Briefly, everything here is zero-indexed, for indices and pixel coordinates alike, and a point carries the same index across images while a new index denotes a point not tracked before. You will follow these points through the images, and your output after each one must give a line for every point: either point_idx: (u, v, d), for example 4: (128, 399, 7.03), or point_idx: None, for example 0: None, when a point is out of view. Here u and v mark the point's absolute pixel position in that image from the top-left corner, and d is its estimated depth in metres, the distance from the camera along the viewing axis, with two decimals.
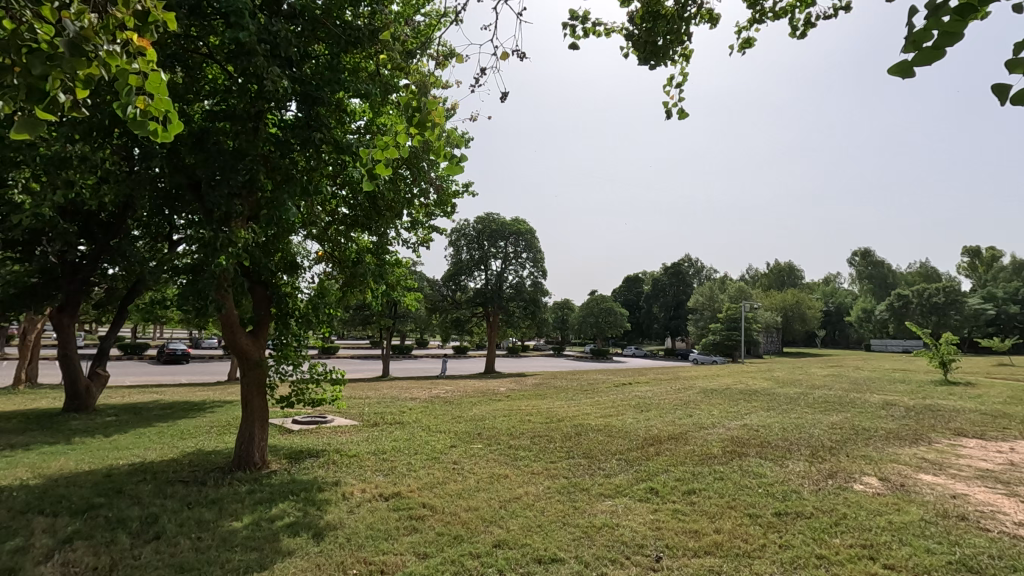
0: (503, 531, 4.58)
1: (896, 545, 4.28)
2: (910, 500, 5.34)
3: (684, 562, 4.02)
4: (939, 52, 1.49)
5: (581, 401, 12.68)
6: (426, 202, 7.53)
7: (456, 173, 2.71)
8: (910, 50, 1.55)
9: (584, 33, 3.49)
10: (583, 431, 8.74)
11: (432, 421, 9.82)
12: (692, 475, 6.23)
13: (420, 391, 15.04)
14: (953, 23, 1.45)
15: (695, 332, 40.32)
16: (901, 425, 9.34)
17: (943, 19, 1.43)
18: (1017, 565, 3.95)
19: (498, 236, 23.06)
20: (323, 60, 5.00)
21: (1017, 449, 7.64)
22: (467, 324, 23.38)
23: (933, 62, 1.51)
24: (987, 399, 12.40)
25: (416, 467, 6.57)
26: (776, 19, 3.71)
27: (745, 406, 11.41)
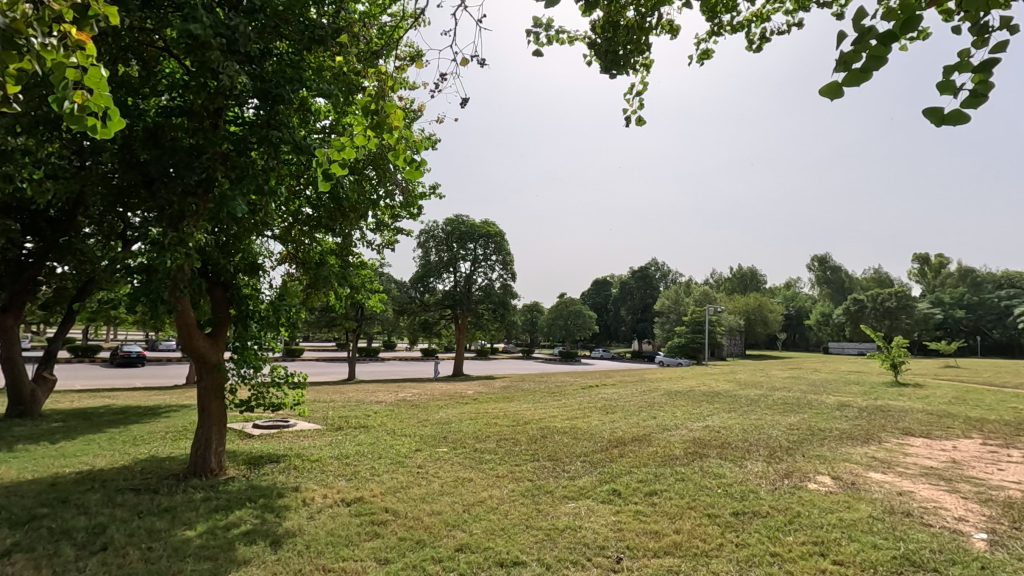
0: (465, 535, 4.57)
1: (845, 542, 4.45)
2: (860, 498, 5.55)
3: (644, 563, 4.09)
4: (866, 75, 1.54)
5: (548, 404, 12.75)
6: (393, 203, 7.49)
7: (417, 177, 2.69)
8: (842, 72, 1.60)
9: (547, 40, 3.51)
10: (549, 434, 8.80)
11: (398, 425, 9.72)
12: (654, 476, 6.34)
13: (386, 394, 14.86)
14: (875, 50, 1.51)
15: (661, 334, 41.01)
16: (854, 425, 9.71)
17: (865, 47, 1.49)
18: (956, 558, 4.15)
19: (467, 237, 23.00)
20: (285, 58, 4.92)
21: (959, 448, 8.05)
22: (436, 326, 23.25)
23: (860, 83, 1.57)
24: (933, 399, 13.03)
25: (380, 471, 6.50)
26: (732, 34, 3.82)
27: (707, 408, 11.66)
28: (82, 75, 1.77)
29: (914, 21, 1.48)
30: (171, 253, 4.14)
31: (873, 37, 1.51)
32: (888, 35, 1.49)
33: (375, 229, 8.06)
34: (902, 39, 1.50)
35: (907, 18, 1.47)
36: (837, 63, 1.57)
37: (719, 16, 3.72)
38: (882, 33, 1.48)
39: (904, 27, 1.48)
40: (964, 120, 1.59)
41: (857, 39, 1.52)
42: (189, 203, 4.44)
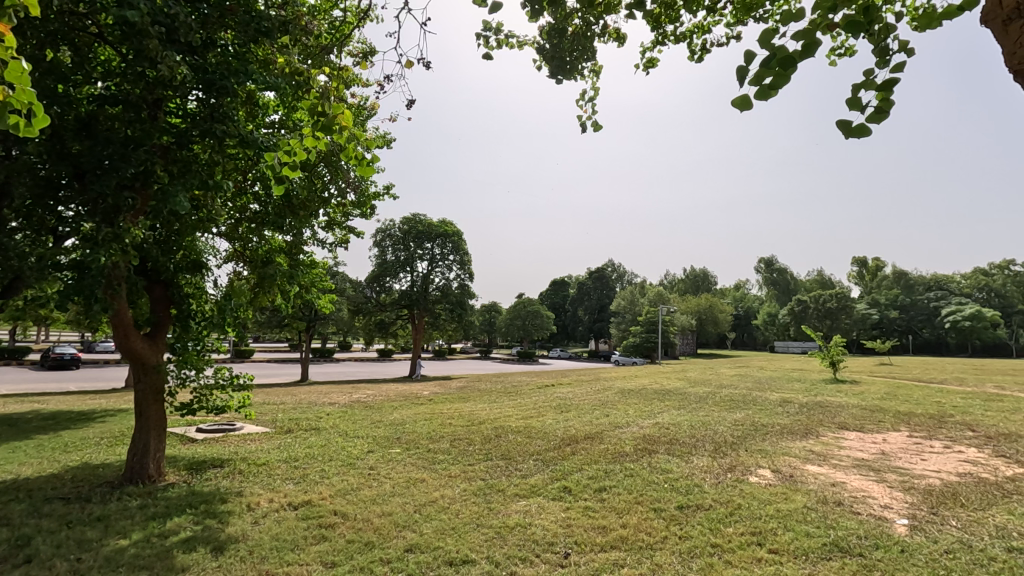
0: (415, 536, 4.55)
1: (780, 531, 4.67)
2: (796, 490, 5.84)
3: (591, 557, 4.19)
4: (774, 91, 1.62)
5: (504, 403, 12.82)
6: (345, 201, 7.38)
7: (370, 177, 2.64)
8: (749, 85, 1.67)
9: (497, 43, 3.53)
10: (503, 433, 8.86)
11: (351, 426, 9.56)
12: (603, 473, 6.49)
13: (339, 396, 14.55)
14: (780, 72, 1.61)
15: (617, 334, 41.74)
16: (794, 420, 10.17)
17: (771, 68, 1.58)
18: (879, 543, 4.43)
19: (424, 237, 22.80)
20: (230, 49, 4.75)
21: (888, 440, 8.58)
22: (392, 326, 22.95)
23: (768, 99, 1.65)
24: (867, 395, 13.80)
25: (330, 474, 6.38)
26: (676, 43, 3.94)
27: (658, 406, 11.99)
28: (3, 68, 1.68)
29: (814, 46, 1.59)
30: (104, 249, 3.94)
31: (778, 56, 1.61)
32: (789, 58, 1.59)
33: (327, 227, 7.95)
34: (805, 62, 1.60)
35: (807, 42, 1.58)
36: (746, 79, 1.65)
37: (664, 26, 3.84)
38: (785, 56, 1.59)
39: (805, 51, 1.59)
40: (867, 133, 1.69)
41: (763, 60, 1.62)
42: (124, 196, 4.24)
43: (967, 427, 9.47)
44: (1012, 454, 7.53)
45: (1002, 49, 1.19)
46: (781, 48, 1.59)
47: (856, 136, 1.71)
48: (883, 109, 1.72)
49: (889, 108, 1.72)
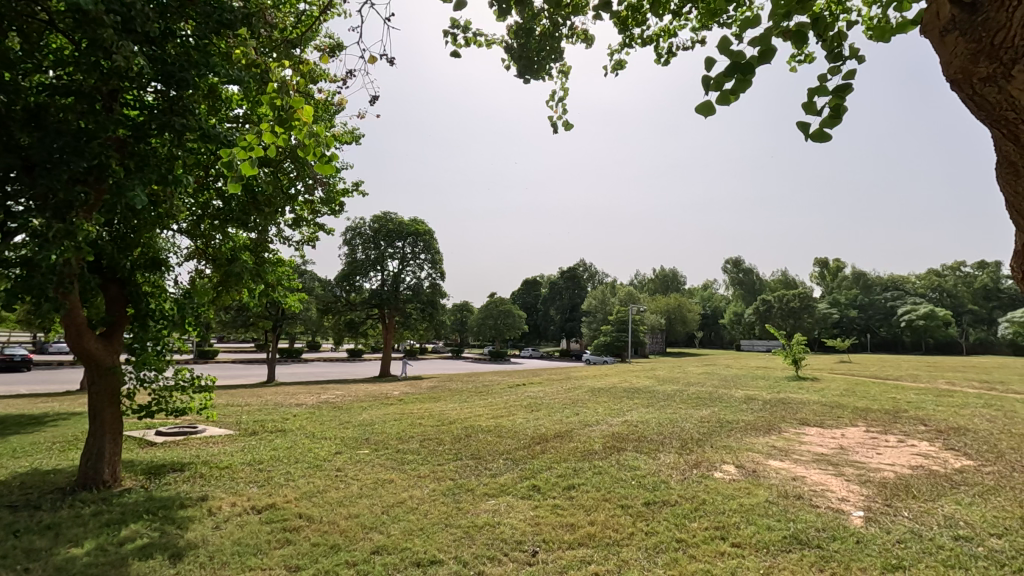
0: (383, 537, 4.51)
1: (743, 526, 4.79)
2: (759, 484, 5.99)
3: (558, 555, 4.21)
4: (734, 97, 1.66)
5: (475, 403, 12.79)
6: (312, 198, 7.26)
7: (330, 173, 2.58)
8: (711, 89, 1.71)
9: (466, 42, 3.51)
10: (474, 433, 8.84)
11: (318, 427, 9.41)
12: (572, 471, 6.54)
13: (307, 397, 14.28)
14: (740, 78, 1.65)
15: (588, 334, 42.07)
16: (758, 417, 10.44)
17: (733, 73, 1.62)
18: (836, 534, 4.58)
19: (395, 236, 22.58)
20: (191, 41, 4.59)
21: (846, 435, 8.88)
22: (362, 326, 22.61)
23: (729, 104, 1.69)
24: (827, 392, 14.26)
25: (296, 476, 6.26)
26: (643, 46, 4.00)
27: (627, 404, 12.15)
28: None
29: (770, 54, 1.63)
30: (55, 247, 3.79)
31: (738, 63, 1.65)
32: (748, 64, 1.64)
33: (293, 225, 7.80)
34: (761, 68, 1.65)
35: (764, 49, 1.62)
36: (708, 83, 1.68)
37: (630, 30, 3.89)
38: (744, 63, 1.63)
39: (762, 58, 1.63)
40: (821, 138, 1.75)
41: (724, 65, 1.65)
42: (77, 191, 4.08)
43: (919, 422, 9.87)
44: (960, 447, 7.89)
45: (939, 58, 1.23)
46: (740, 54, 1.62)
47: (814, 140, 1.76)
48: (834, 114, 1.78)
49: (845, 114, 1.78)
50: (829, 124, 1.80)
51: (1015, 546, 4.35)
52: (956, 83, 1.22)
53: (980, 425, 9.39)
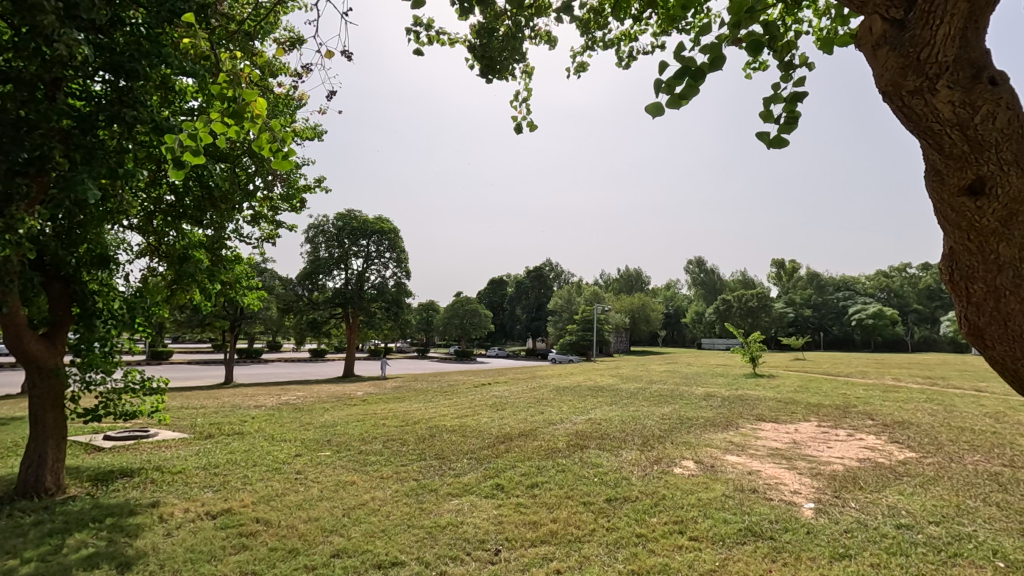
0: (343, 540, 4.44)
1: (700, 519, 4.91)
2: (717, 479, 6.17)
3: (521, 553, 4.23)
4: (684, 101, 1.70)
5: (439, 403, 12.70)
6: (272, 194, 7.10)
7: (287, 168, 2.53)
8: (663, 94, 1.75)
9: (428, 39, 3.47)
10: (438, 433, 8.79)
11: (277, 430, 9.18)
12: (536, 469, 6.57)
13: (266, 398, 13.92)
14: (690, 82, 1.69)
15: (554, 333, 42.33)
16: (716, 413, 10.73)
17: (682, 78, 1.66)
18: (787, 526, 4.76)
19: (359, 234, 22.21)
20: (141, 29, 4.41)
21: (799, 430, 9.22)
22: (324, 326, 22.15)
23: (679, 108, 1.73)
24: (782, 388, 14.76)
25: (253, 480, 6.10)
26: (605, 49, 4.05)
27: (591, 402, 12.29)
28: None
29: (720, 60, 1.69)
30: None
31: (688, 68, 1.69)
32: (698, 69, 1.68)
33: (252, 221, 7.60)
34: (712, 74, 1.70)
35: (713, 56, 1.67)
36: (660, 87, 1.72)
37: (592, 32, 3.93)
38: (695, 68, 1.67)
39: (712, 65, 1.68)
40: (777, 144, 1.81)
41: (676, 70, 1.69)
42: (18, 183, 3.82)
43: (867, 417, 10.31)
44: (904, 440, 8.30)
45: (873, 71, 1.29)
46: (690, 60, 1.67)
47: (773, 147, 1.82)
48: (788, 121, 1.85)
49: (795, 119, 1.85)
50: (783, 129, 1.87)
51: (951, 532, 4.62)
52: (888, 95, 1.27)
53: (922, 419, 9.88)
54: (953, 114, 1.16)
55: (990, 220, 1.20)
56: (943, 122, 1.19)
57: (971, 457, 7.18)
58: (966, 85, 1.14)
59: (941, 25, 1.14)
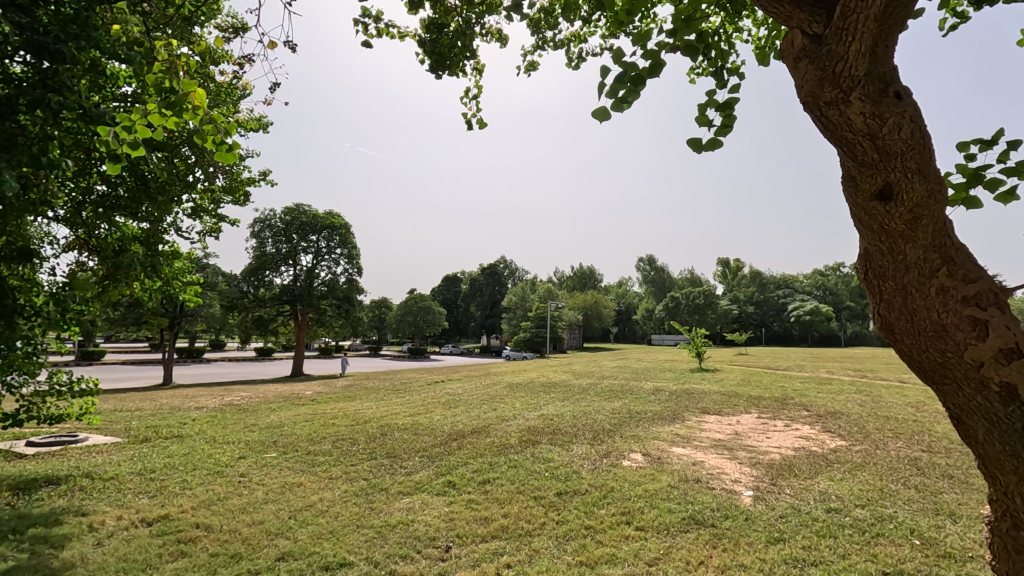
0: (289, 543, 4.33)
1: (647, 510, 5.07)
2: (663, 470, 6.37)
3: (471, 549, 4.25)
4: (627, 103, 1.69)
5: (391, 401, 12.54)
6: (214, 187, 6.82)
7: (231, 161, 2.45)
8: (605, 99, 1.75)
9: (377, 32, 3.42)
10: (389, 431, 8.68)
11: (220, 431, 8.84)
12: (488, 466, 6.60)
13: (208, 399, 13.37)
14: (630, 88, 1.74)
15: (508, 330, 42.47)
16: (664, 407, 11.07)
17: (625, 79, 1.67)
18: (727, 513, 4.98)
19: (308, 229, 21.60)
20: (66, 10, 4.10)
21: (741, 421, 9.65)
22: (271, 323, 21.42)
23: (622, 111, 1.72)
24: (726, 382, 15.39)
25: (193, 484, 5.86)
26: (555, 49, 4.10)
27: (544, 398, 12.43)
28: None
29: (658, 67, 1.73)
30: None
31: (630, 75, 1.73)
32: (638, 77, 1.73)
33: (192, 214, 7.30)
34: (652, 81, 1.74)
35: (653, 62, 1.72)
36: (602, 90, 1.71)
37: (543, 32, 3.97)
38: (636, 73, 1.70)
39: (651, 71, 1.73)
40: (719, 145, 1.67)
41: (616, 77, 1.74)
42: None
43: (803, 408, 10.88)
44: (835, 429, 8.80)
45: (794, 83, 1.38)
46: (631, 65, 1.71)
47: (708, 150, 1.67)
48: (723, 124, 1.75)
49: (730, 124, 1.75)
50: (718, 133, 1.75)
51: (874, 514, 4.95)
52: (808, 106, 1.36)
53: (852, 409, 10.53)
54: (864, 125, 1.25)
55: (898, 223, 1.31)
56: (856, 133, 1.28)
57: (894, 444, 7.71)
58: (875, 100, 1.23)
59: (852, 43, 1.24)
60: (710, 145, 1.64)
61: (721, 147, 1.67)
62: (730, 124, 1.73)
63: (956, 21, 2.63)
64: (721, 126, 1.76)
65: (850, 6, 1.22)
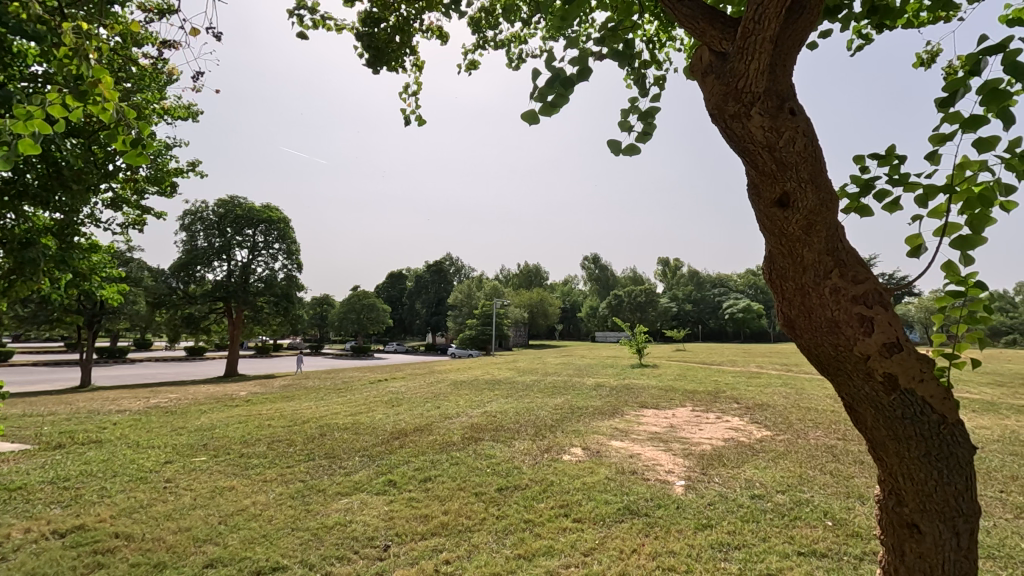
0: (218, 549, 4.18)
1: (584, 502, 5.21)
2: (602, 463, 6.56)
3: (411, 547, 4.24)
4: (558, 109, 1.60)
5: (332, 401, 12.23)
6: (138, 177, 6.45)
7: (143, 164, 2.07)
8: (535, 102, 1.63)
9: (313, 25, 3.33)
10: (328, 431, 8.48)
11: (145, 435, 8.35)
12: (429, 463, 6.58)
13: (132, 402, 12.57)
14: (561, 92, 1.63)
15: (454, 328, 42.22)
16: (604, 402, 11.38)
17: (554, 84, 1.58)
18: (660, 502, 5.20)
19: (243, 222, 20.69)
20: None
21: (676, 414, 10.05)
22: (203, 321, 20.39)
23: (552, 117, 1.63)
24: (664, 377, 15.97)
25: (113, 492, 5.51)
26: (496, 49, 4.12)
27: (487, 395, 12.48)
28: None
29: (589, 72, 1.64)
30: None
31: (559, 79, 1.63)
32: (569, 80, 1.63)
33: (111, 205, 6.87)
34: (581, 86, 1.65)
35: (583, 66, 1.62)
36: (532, 93, 1.61)
37: (484, 32, 3.99)
38: (566, 77, 1.60)
39: (581, 75, 1.63)
40: (638, 151, 1.70)
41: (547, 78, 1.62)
42: None
43: (733, 400, 11.45)
44: (762, 420, 9.33)
45: (702, 96, 1.48)
46: (563, 68, 1.60)
47: (626, 155, 1.69)
48: (643, 130, 1.75)
49: (650, 131, 1.76)
50: (637, 140, 1.76)
51: (793, 499, 5.30)
52: (714, 118, 1.46)
53: (777, 401, 11.18)
54: (763, 137, 1.36)
55: (796, 228, 1.43)
56: (756, 144, 1.38)
57: (813, 432, 8.26)
58: (773, 115, 1.34)
59: (752, 61, 1.34)
60: (628, 150, 1.66)
61: (637, 153, 1.69)
62: (649, 131, 1.75)
63: (863, 43, 2.84)
64: (640, 133, 1.77)
65: (750, 28, 1.34)
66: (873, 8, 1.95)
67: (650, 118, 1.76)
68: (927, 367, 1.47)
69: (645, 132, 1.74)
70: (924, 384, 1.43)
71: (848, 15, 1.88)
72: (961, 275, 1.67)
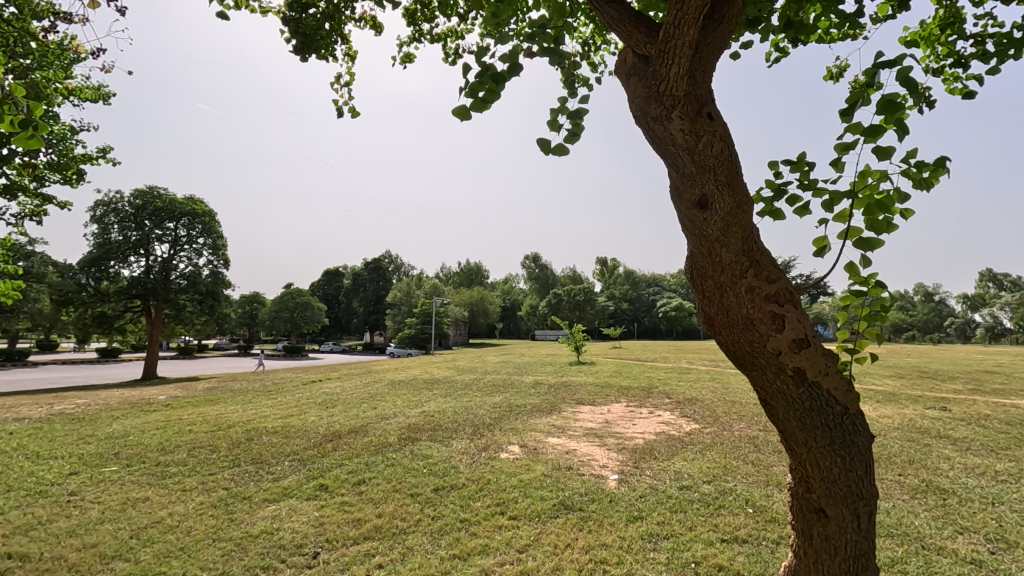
0: (129, 565, 3.89)
1: (520, 499, 5.23)
2: (539, 460, 6.62)
3: (342, 552, 4.11)
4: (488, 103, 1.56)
5: (261, 403, 11.69)
6: (39, 163, 5.89)
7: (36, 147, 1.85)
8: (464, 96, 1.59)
9: (235, 5, 3.12)
10: (256, 436, 8.09)
11: (46, 445, 7.65)
12: (364, 466, 6.41)
13: (32, 409, 11.48)
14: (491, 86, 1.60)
15: (393, 326, 41.35)
16: (543, 399, 11.49)
17: (485, 79, 1.54)
18: (593, 497, 5.31)
19: (164, 215, 19.37)
20: None
21: (612, 411, 10.29)
22: (116, 321, 18.94)
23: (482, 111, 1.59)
24: (600, 373, 16.35)
25: (6, 508, 5.01)
26: (431, 42, 4.04)
27: (425, 395, 12.31)
28: None
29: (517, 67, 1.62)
30: None
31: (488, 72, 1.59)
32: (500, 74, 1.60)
33: (6, 193, 6.25)
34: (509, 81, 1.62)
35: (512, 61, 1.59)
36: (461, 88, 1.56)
37: (419, 24, 3.91)
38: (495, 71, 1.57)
39: (511, 70, 1.60)
40: (566, 149, 1.69)
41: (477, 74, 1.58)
42: None
43: (665, 396, 11.86)
44: (691, 414, 9.73)
45: (627, 98, 1.53)
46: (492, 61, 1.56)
47: (556, 153, 1.68)
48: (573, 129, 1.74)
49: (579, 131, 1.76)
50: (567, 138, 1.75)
51: (718, 488, 5.56)
52: (638, 120, 1.51)
53: (706, 396, 11.69)
54: (683, 139, 1.41)
55: (713, 228, 1.47)
56: (677, 147, 1.43)
57: (737, 425, 8.69)
58: (692, 118, 1.39)
59: (673, 64, 1.38)
60: (559, 149, 1.65)
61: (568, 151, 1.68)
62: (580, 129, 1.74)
63: (779, 56, 3.00)
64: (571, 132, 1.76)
65: (670, 31, 1.37)
66: (788, 23, 2.06)
67: (579, 117, 1.76)
68: (832, 360, 1.57)
69: (575, 130, 1.74)
70: (829, 377, 1.53)
71: (765, 27, 1.96)
72: (862, 275, 1.79)
